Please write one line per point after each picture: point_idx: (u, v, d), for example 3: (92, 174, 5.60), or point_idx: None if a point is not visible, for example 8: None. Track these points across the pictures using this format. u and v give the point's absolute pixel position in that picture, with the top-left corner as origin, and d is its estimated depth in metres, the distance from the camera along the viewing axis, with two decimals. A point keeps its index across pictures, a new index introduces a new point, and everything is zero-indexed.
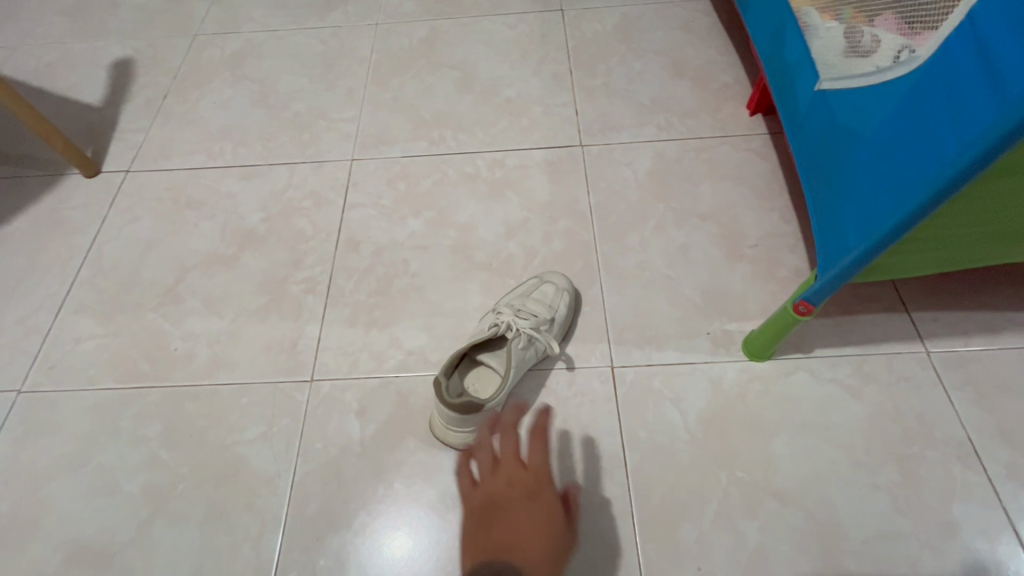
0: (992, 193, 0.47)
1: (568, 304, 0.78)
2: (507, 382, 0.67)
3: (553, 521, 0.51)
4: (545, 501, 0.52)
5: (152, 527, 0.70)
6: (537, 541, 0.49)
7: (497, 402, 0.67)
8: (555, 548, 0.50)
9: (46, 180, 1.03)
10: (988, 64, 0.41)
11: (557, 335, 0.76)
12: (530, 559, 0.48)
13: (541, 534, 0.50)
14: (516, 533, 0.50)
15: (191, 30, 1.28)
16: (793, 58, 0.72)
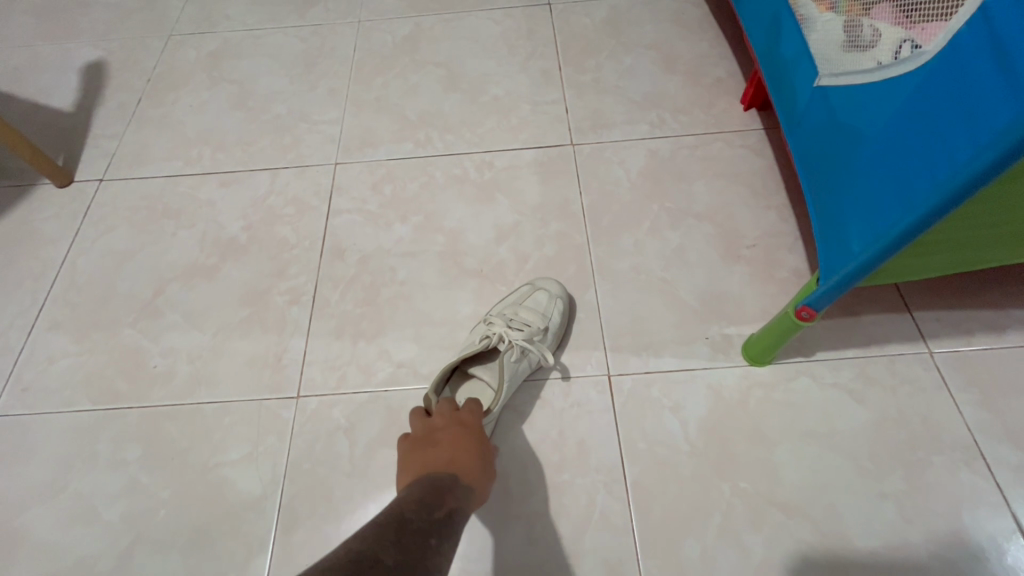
0: (1006, 196, 0.44)
1: (563, 314, 0.76)
2: (501, 398, 0.65)
3: (483, 442, 0.58)
4: (473, 426, 0.59)
5: (132, 557, 0.67)
6: (467, 453, 0.56)
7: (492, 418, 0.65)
8: (484, 464, 0.56)
9: (16, 191, 0.98)
10: (1005, 64, 0.38)
11: (552, 344, 0.73)
12: (464, 468, 0.54)
13: (474, 449, 0.57)
14: (452, 447, 0.56)
15: (165, 30, 1.24)
16: (790, 52, 0.70)
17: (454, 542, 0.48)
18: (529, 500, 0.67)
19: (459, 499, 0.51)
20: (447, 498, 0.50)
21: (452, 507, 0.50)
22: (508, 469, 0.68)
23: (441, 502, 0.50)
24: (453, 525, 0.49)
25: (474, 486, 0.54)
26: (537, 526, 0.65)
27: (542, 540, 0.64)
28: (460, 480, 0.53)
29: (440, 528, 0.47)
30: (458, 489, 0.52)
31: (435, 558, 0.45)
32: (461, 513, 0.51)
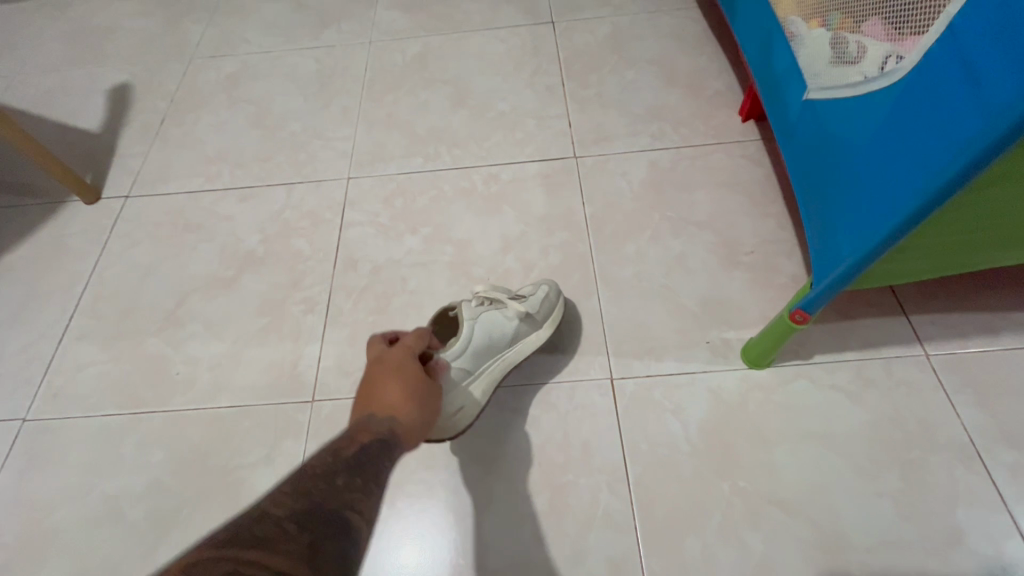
0: (981, 204, 0.47)
1: (553, 296, 0.77)
2: (462, 333, 0.65)
3: (415, 374, 0.55)
4: (393, 361, 0.55)
5: (157, 555, 0.70)
6: (387, 388, 0.52)
7: (456, 355, 0.64)
8: (414, 399, 0.53)
9: (47, 209, 1.04)
10: (972, 78, 0.41)
11: (532, 310, 0.74)
12: (389, 407, 0.51)
13: (404, 384, 0.53)
14: (371, 390, 0.53)
15: (186, 54, 1.30)
16: (781, 67, 0.73)
17: (376, 475, 0.43)
18: (535, 499, 0.69)
19: (382, 435, 0.47)
20: (362, 442, 0.46)
21: (368, 446, 0.45)
22: (515, 469, 0.71)
23: (353, 445, 0.45)
24: (372, 465, 0.44)
25: (401, 423, 0.50)
26: (543, 525, 0.67)
27: (547, 538, 0.67)
28: (382, 418, 0.49)
29: (355, 470, 0.42)
30: (379, 432, 0.47)
31: (350, 498, 0.39)
32: (386, 453, 0.46)
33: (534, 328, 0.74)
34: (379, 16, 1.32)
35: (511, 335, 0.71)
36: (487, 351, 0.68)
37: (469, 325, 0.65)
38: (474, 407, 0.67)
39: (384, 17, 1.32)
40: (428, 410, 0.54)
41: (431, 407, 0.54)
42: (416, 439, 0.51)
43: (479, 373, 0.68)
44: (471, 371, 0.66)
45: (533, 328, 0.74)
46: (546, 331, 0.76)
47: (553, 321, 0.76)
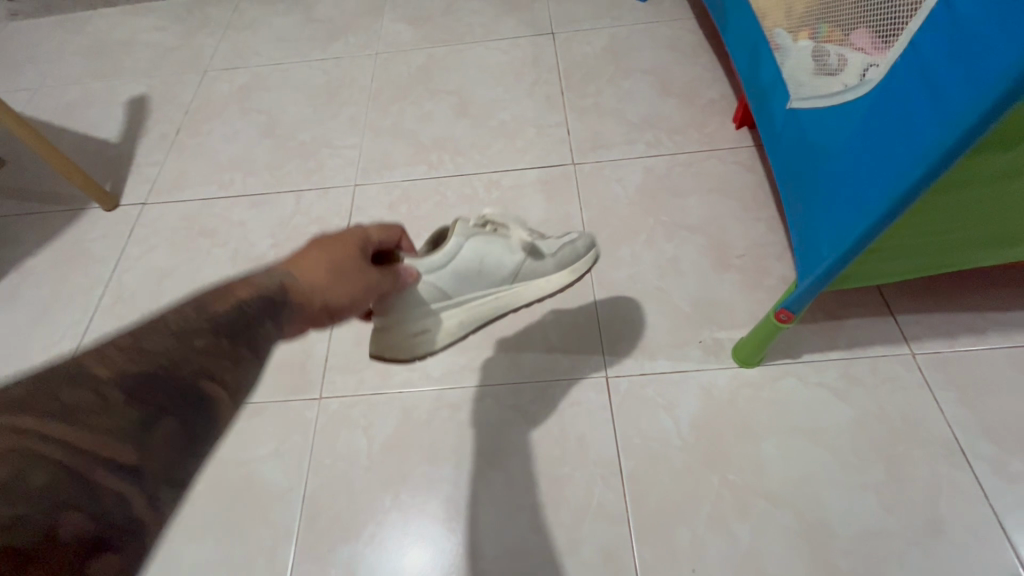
0: (945, 208, 0.51)
1: (581, 252, 0.71)
2: (448, 248, 0.59)
3: (342, 256, 0.48)
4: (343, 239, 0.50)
5: (172, 543, 0.73)
6: (321, 262, 0.46)
7: (434, 268, 0.59)
8: (326, 276, 0.46)
9: (69, 215, 1.09)
10: (929, 90, 0.44)
11: (543, 248, 0.67)
12: (290, 272, 0.44)
13: (324, 258, 0.47)
14: (307, 254, 0.47)
15: (201, 66, 1.35)
16: (768, 77, 0.76)
17: (254, 346, 0.37)
18: (531, 491, 0.72)
19: (269, 297, 0.40)
20: (240, 301, 0.38)
21: (244, 307, 0.38)
22: (513, 462, 0.74)
23: (227, 300, 0.37)
24: (251, 332, 0.37)
25: (295, 293, 0.43)
26: (539, 516, 0.70)
27: (543, 528, 0.70)
28: (275, 279, 0.42)
29: (224, 329, 0.35)
30: (267, 297, 0.40)
31: (209, 364, 0.33)
32: (270, 320, 0.39)
33: (542, 272, 0.68)
34: (385, 29, 1.37)
35: (510, 270, 0.65)
36: (475, 277, 0.62)
37: (459, 239, 0.59)
38: (443, 335, 0.63)
39: (390, 30, 1.36)
40: (343, 296, 0.47)
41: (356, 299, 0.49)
42: (312, 319, 0.44)
43: (459, 301, 0.63)
44: (450, 295, 0.61)
45: (541, 271, 0.68)
46: (557, 281, 0.69)
47: (567, 272, 0.70)
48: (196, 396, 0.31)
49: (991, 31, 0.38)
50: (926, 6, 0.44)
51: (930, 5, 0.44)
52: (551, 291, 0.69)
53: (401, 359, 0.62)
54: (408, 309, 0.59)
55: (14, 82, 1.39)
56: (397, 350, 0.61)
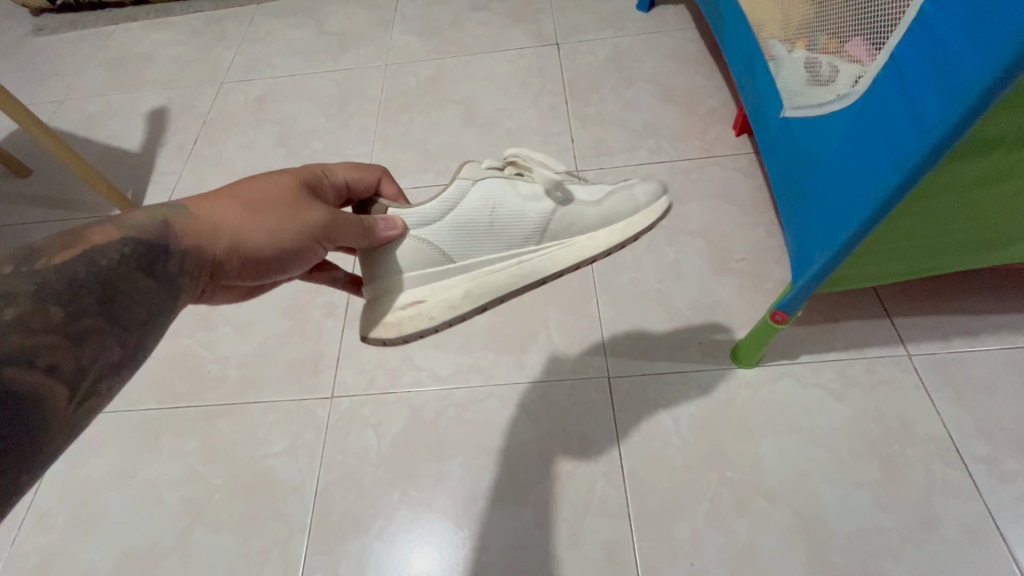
0: (926, 212, 0.54)
1: (641, 203, 0.58)
2: (446, 193, 0.55)
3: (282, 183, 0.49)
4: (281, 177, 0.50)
5: (191, 535, 0.76)
6: (241, 194, 0.47)
7: (424, 220, 0.54)
8: (247, 205, 0.46)
9: (93, 222, 1.14)
10: (906, 101, 0.47)
11: (580, 198, 0.57)
12: (204, 202, 0.46)
13: (259, 184, 0.48)
14: (236, 186, 0.48)
15: (218, 78, 1.40)
16: (764, 87, 0.79)
17: (102, 333, 0.36)
18: (535, 487, 0.74)
19: (149, 241, 0.41)
20: (90, 255, 0.37)
21: (95, 261, 0.37)
22: (517, 459, 0.77)
23: (76, 250, 0.37)
24: (101, 299, 0.37)
25: (195, 224, 0.44)
26: (542, 511, 0.73)
27: (546, 523, 0.72)
28: (176, 209, 0.44)
29: (59, 297, 0.34)
30: (137, 248, 0.40)
31: (33, 347, 0.32)
32: (146, 272, 0.40)
33: (580, 228, 0.57)
34: (395, 41, 1.41)
35: (534, 224, 0.56)
36: (481, 233, 0.56)
37: (458, 184, 0.55)
38: (443, 310, 0.55)
39: (399, 42, 1.41)
40: (265, 225, 0.46)
41: (269, 238, 0.46)
42: (213, 254, 0.44)
43: (463, 265, 0.56)
44: (451, 256, 0.56)
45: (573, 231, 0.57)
46: (606, 238, 0.57)
47: (621, 225, 0.57)
48: (23, 391, 0.31)
49: (959, 44, 0.41)
50: (903, 20, 0.47)
51: (907, 22, 0.46)
52: (596, 254, 0.57)
53: (398, 340, 0.54)
54: (394, 273, 0.55)
55: (40, 95, 1.45)
56: (387, 327, 0.54)
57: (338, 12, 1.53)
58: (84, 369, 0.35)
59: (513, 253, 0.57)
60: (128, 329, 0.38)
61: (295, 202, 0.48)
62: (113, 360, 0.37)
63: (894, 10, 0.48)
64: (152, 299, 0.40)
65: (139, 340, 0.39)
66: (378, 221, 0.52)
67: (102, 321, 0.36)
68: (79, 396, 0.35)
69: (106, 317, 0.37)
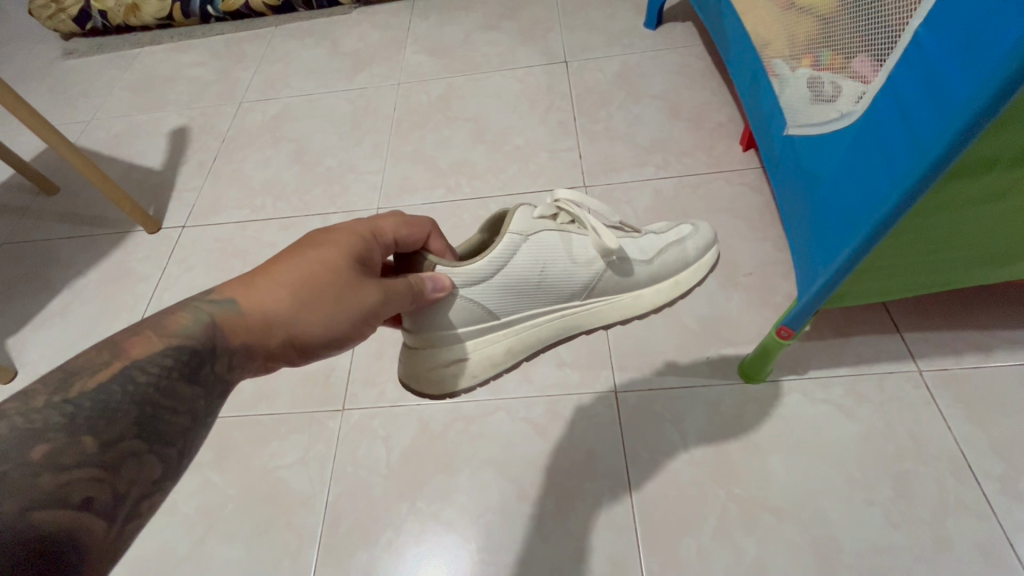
0: (925, 230, 0.54)
1: (692, 257, 0.73)
2: (501, 251, 0.55)
3: (332, 257, 0.46)
4: (332, 255, 0.46)
5: (205, 544, 0.78)
6: (293, 279, 0.44)
7: (475, 279, 0.54)
8: (297, 288, 0.44)
9: (116, 237, 1.18)
10: (904, 121, 0.47)
11: (629, 257, 0.65)
12: (253, 290, 0.42)
13: (312, 265, 0.45)
14: (287, 267, 0.44)
15: (237, 98, 1.45)
16: (769, 103, 0.80)
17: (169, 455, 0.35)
18: (542, 501, 0.75)
19: (200, 343, 0.38)
20: (130, 371, 0.34)
21: (134, 378, 0.34)
22: (525, 473, 0.77)
23: (114, 368, 0.34)
24: (140, 420, 0.34)
25: (247, 317, 0.41)
26: (549, 525, 0.73)
27: (553, 537, 0.72)
28: (222, 300, 0.41)
29: (94, 426, 0.32)
30: (182, 356, 0.37)
31: (63, 486, 0.29)
32: (192, 378, 0.37)
33: (623, 286, 0.66)
34: (407, 60, 1.45)
35: (583, 283, 0.62)
36: (528, 291, 0.59)
37: (511, 240, 0.55)
38: (485, 367, 0.60)
39: (411, 62, 1.44)
40: (321, 310, 0.44)
41: (323, 328, 0.45)
42: (268, 349, 0.43)
43: (507, 322, 0.60)
44: (497, 313, 0.58)
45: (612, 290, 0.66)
46: (652, 296, 0.69)
47: (668, 283, 0.70)
48: (45, 536, 0.28)
49: (955, 66, 0.42)
50: (901, 41, 0.48)
51: (903, 44, 0.47)
52: (640, 311, 0.69)
53: (440, 394, 0.60)
54: (443, 333, 0.56)
55: (68, 115, 1.51)
56: (433, 382, 0.58)
57: (352, 32, 1.57)
58: (122, 494, 0.32)
59: (556, 309, 0.63)
60: (170, 442, 0.35)
61: (350, 287, 0.46)
62: (153, 478, 0.34)
63: (893, 30, 0.49)
64: (195, 407, 0.37)
65: (182, 451, 0.36)
66: (425, 281, 0.51)
67: (141, 442, 0.33)
68: (121, 519, 0.32)
69: (145, 437, 0.34)
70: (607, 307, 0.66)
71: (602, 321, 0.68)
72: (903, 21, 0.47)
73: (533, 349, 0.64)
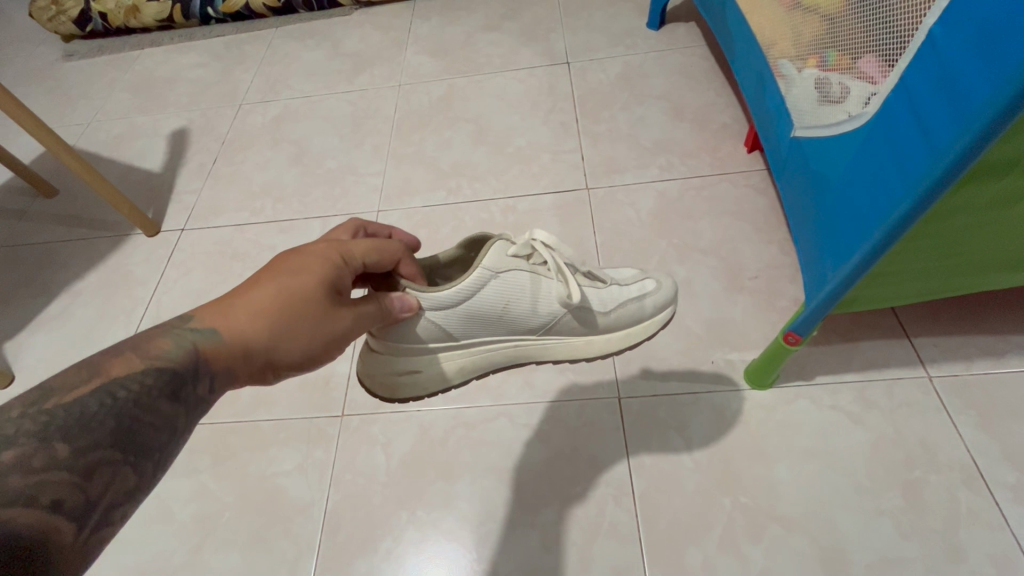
0: (942, 233, 0.53)
1: (648, 314, 0.67)
2: (464, 285, 0.53)
3: (307, 286, 0.45)
4: (308, 279, 0.45)
5: (201, 552, 0.77)
6: (270, 306, 0.43)
7: (436, 306, 0.53)
8: (275, 318, 0.43)
9: (115, 240, 1.17)
10: (920, 124, 0.46)
11: (591, 308, 0.62)
12: (232, 317, 0.42)
13: (288, 289, 0.44)
14: (262, 294, 0.44)
15: (237, 100, 1.44)
16: (774, 105, 0.79)
17: (147, 467, 0.35)
18: (544, 510, 0.73)
19: (183, 366, 0.39)
20: (109, 386, 0.35)
21: (113, 392, 0.35)
22: (527, 480, 0.76)
23: (93, 383, 0.34)
24: (116, 431, 0.34)
25: (227, 345, 0.41)
26: (551, 534, 0.72)
27: (555, 547, 0.71)
28: (202, 328, 0.41)
29: (66, 434, 0.32)
30: (162, 374, 0.37)
31: (31, 488, 0.29)
32: (172, 397, 0.37)
33: (580, 332, 0.63)
34: (408, 61, 1.44)
35: (540, 324, 0.60)
36: (484, 326, 0.57)
37: (479, 276, 0.53)
38: (436, 381, 0.59)
39: (412, 63, 1.43)
40: (300, 335, 0.44)
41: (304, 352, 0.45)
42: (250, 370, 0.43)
43: (464, 343, 0.58)
44: (454, 335, 0.56)
45: (571, 332, 0.63)
46: (608, 344, 0.66)
47: (622, 334, 0.66)
48: (12, 540, 0.27)
49: (976, 77, 0.40)
50: (913, 42, 0.46)
51: (917, 43, 0.45)
52: (592, 356, 0.66)
53: (389, 397, 0.59)
54: (397, 343, 0.55)
55: (68, 117, 1.50)
56: (386, 387, 0.58)
57: (353, 33, 1.56)
58: (92, 503, 0.31)
59: (514, 339, 0.60)
60: (146, 454, 0.35)
61: (328, 312, 0.46)
62: (127, 489, 0.33)
63: (903, 30, 0.48)
64: (174, 422, 0.37)
65: (160, 464, 0.36)
66: (394, 301, 0.50)
67: (116, 452, 0.33)
68: (88, 530, 0.31)
69: (120, 447, 0.33)
70: (561, 347, 0.63)
71: (556, 357, 0.65)
72: (916, 21, 0.46)
73: (487, 370, 0.62)
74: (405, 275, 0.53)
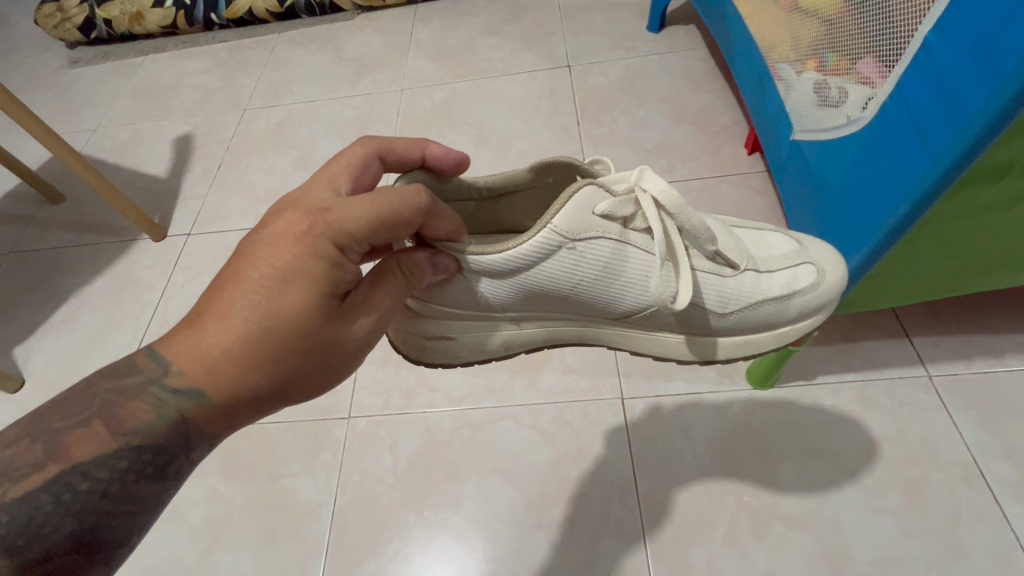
0: (934, 238, 0.54)
1: (788, 318, 0.57)
2: (527, 247, 0.48)
3: (291, 315, 0.43)
4: (291, 302, 0.43)
5: (211, 554, 0.78)
6: (255, 343, 0.43)
7: (490, 269, 0.49)
8: (261, 357, 0.43)
9: (121, 245, 1.18)
10: (919, 133, 0.46)
11: (704, 307, 0.55)
12: (217, 365, 0.43)
13: (271, 320, 0.42)
14: (238, 331, 0.42)
15: (240, 105, 1.46)
16: (773, 107, 0.80)
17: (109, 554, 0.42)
18: (549, 510, 0.74)
19: (166, 440, 0.43)
20: (69, 481, 0.40)
21: (74, 488, 0.40)
22: (532, 481, 0.77)
23: (51, 477, 0.40)
24: (75, 533, 0.40)
25: (217, 398, 0.43)
26: (556, 534, 0.73)
27: (561, 546, 0.72)
28: (184, 389, 0.42)
29: (14, 545, 0.38)
30: (141, 455, 0.42)
31: None
32: (153, 477, 0.43)
33: (677, 327, 0.56)
34: (410, 65, 1.45)
35: (618, 307, 0.54)
36: (549, 298, 0.52)
37: (546, 240, 0.48)
38: (472, 351, 0.57)
39: (414, 67, 1.45)
40: (295, 367, 0.44)
41: (307, 382, 0.46)
42: (251, 409, 0.45)
43: (512, 316, 0.55)
44: (504, 306, 0.53)
45: (655, 327, 0.57)
46: (724, 351, 0.59)
47: (740, 338, 0.58)
48: None
49: (974, 96, 0.41)
50: (908, 48, 0.47)
51: (913, 51, 0.46)
52: (692, 360, 0.59)
53: (414, 358, 0.59)
54: (431, 305, 0.54)
55: (73, 123, 1.52)
56: (416, 348, 0.57)
57: (355, 38, 1.58)
58: None
59: (578, 320, 0.57)
60: (108, 546, 0.42)
61: (325, 335, 0.45)
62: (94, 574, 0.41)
63: (898, 37, 0.49)
64: (153, 500, 0.43)
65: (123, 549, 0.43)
66: (425, 265, 0.48)
67: (74, 553, 0.40)
68: None
69: (79, 548, 0.40)
70: (638, 339, 0.58)
71: (630, 348, 0.59)
72: (908, 29, 0.47)
73: (537, 346, 0.59)
74: (444, 235, 0.47)
